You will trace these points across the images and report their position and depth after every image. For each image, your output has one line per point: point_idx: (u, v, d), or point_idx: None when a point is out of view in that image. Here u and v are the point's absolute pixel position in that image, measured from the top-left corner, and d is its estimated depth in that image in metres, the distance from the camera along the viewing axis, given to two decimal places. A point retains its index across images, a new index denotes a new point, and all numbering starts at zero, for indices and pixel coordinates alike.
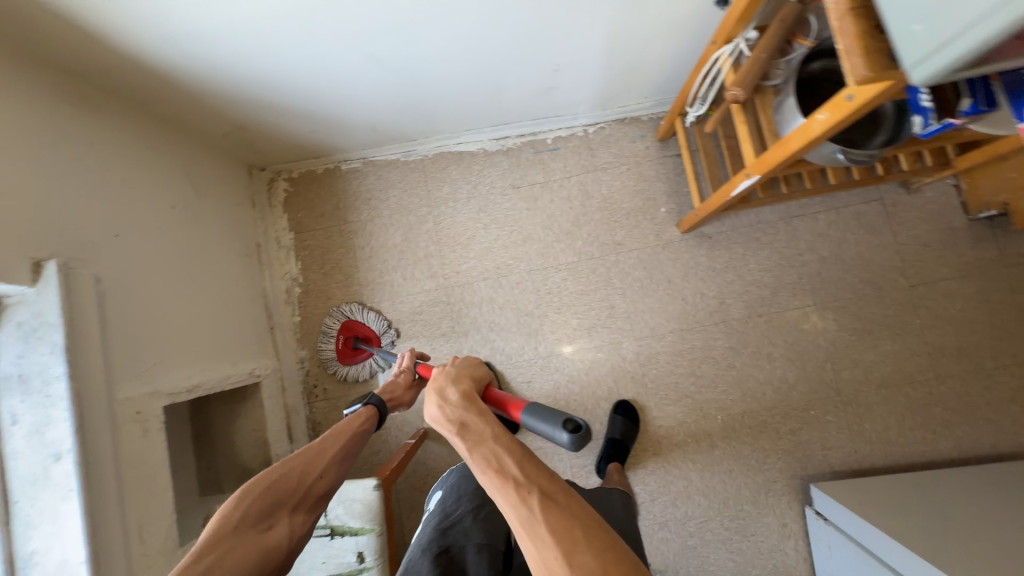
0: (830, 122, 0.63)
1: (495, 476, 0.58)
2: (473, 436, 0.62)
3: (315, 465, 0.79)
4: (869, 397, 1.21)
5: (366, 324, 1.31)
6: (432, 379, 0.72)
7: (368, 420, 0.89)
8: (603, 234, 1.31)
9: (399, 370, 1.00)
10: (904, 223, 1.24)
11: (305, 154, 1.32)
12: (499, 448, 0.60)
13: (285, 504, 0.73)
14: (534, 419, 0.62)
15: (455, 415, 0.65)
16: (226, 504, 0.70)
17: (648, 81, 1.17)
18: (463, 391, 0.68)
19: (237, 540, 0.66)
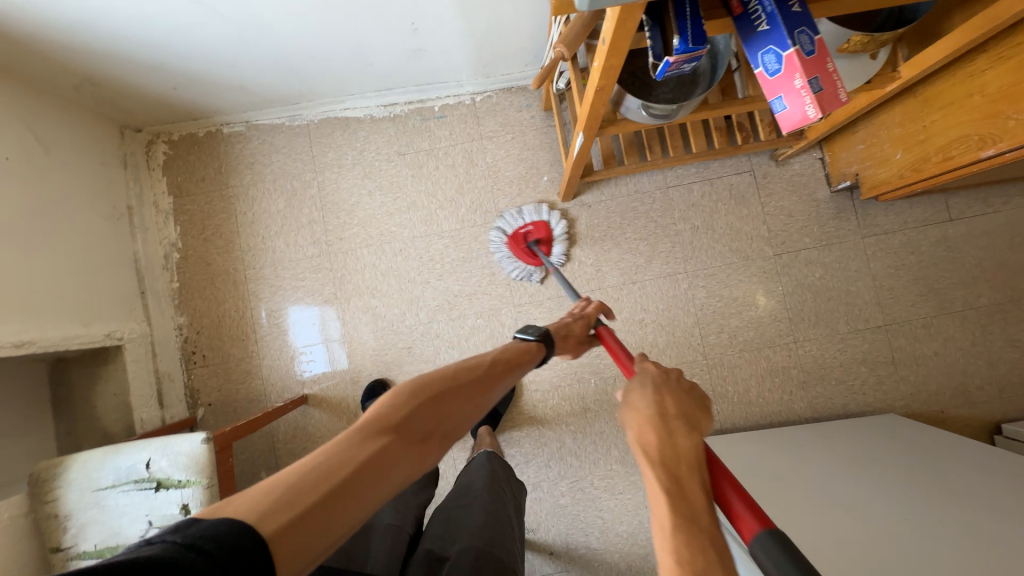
0: (601, 69, 0.65)
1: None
2: (686, 511, 0.45)
3: (478, 388, 0.69)
4: (733, 361, 1.26)
5: (546, 228, 1.27)
6: (655, 399, 0.57)
7: (533, 356, 0.80)
8: (486, 202, 1.32)
9: (577, 315, 0.92)
10: (772, 194, 1.29)
11: (181, 115, 1.28)
12: (712, 549, 0.42)
13: (444, 424, 0.62)
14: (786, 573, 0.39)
15: (676, 467, 0.49)
16: (393, 394, 0.60)
17: (521, 47, 1.18)
18: (696, 446, 0.51)
19: (398, 440, 0.56)
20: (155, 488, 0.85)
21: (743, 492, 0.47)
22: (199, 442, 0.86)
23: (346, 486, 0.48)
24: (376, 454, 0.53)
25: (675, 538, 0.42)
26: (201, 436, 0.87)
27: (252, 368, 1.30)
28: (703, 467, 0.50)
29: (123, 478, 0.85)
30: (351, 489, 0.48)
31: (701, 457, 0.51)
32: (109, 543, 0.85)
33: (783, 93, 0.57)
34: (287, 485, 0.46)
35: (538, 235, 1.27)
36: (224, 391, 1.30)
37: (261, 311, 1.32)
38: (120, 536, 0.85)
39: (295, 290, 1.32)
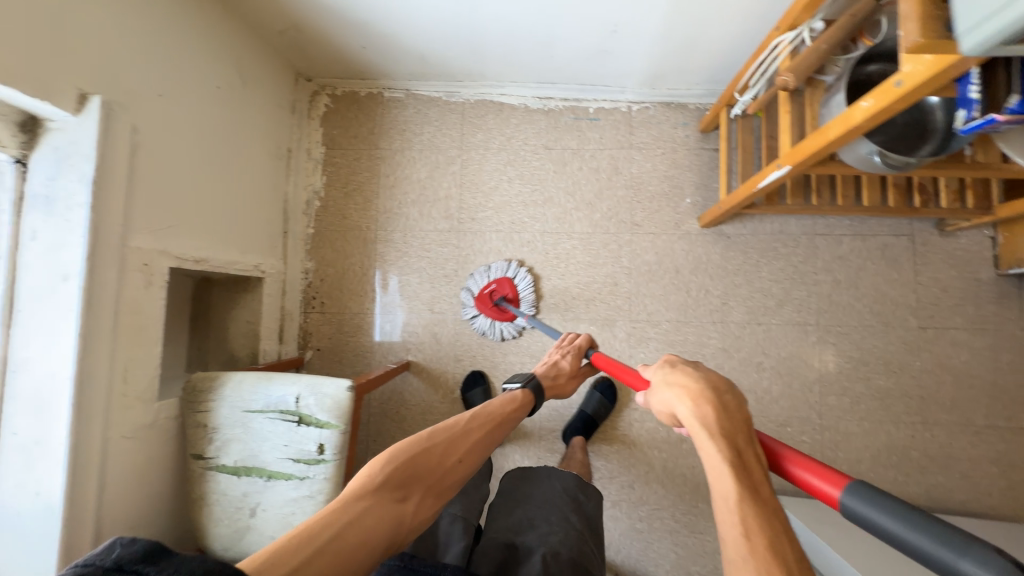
0: (872, 110, 0.62)
1: (760, 550, 0.42)
2: (749, 483, 0.47)
3: (456, 446, 0.77)
4: (849, 427, 1.20)
5: (514, 283, 1.28)
6: (700, 378, 0.56)
7: (517, 410, 0.89)
8: (622, 212, 1.31)
9: (565, 354, 1.02)
10: (929, 264, 1.21)
11: (351, 73, 1.33)
12: (778, 519, 0.45)
13: (421, 481, 0.70)
14: (890, 519, 0.40)
15: (735, 439, 0.50)
16: (373, 462, 0.69)
17: (704, 65, 1.16)
18: (748, 420, 0.53)
19: (375, 503, 0.64)
20: (297, 422, 0.89)
21: (812, 464, 0.49)
22: (344, 388, 0.90)
23: (328, 549, 0.56)
24: (355, 516, 0.61)
25: (741, 508, 0.45)
26: (345, 383, 0.90)
27: (364, 324, 1.35)
28: (754, 441, 0.52)
29: (271, 405, 0.90)
30: (332, 552, 0.56)
31: (750, 429, 0.53)
32: (246, 463, 0.89)
33: None
34: (280, 544, 0.53)
35: (503, 292, 1.28)
36: (334, 340, 1.35)
37: (383, 273, 1.36)
38: (258, 459, 0.89)
39: (419, 260, 1.35)
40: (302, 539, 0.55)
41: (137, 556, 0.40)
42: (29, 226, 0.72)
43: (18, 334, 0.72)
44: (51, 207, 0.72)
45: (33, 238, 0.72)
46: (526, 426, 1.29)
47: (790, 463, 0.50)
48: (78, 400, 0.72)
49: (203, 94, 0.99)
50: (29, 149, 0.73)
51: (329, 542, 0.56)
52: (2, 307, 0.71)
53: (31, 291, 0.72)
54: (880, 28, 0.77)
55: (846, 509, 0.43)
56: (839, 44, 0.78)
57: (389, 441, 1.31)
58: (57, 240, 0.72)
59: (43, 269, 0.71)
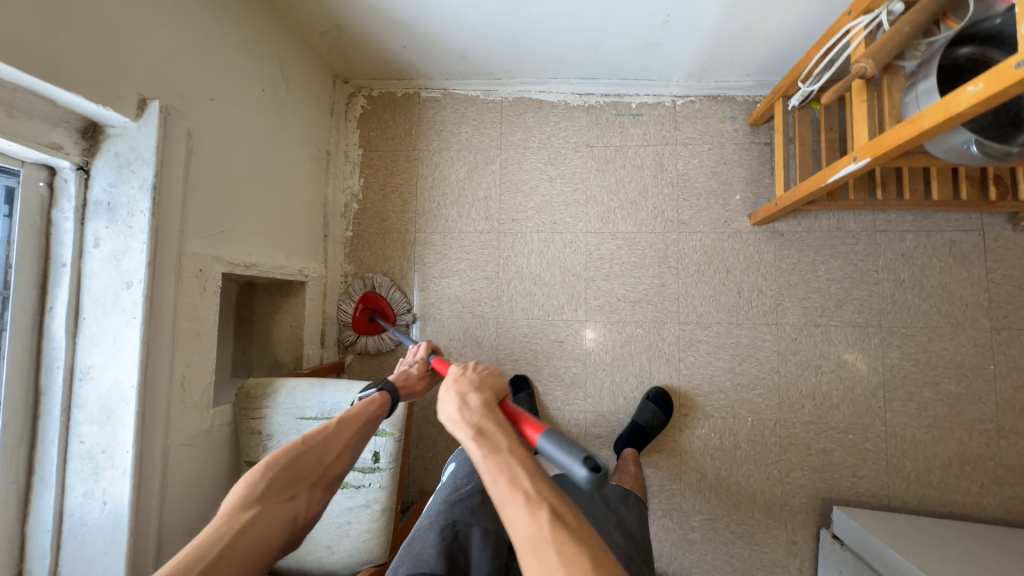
0: (982, 95, 0.57)
1: (501, 488, 0.54)
2: (490, 445, 0.58)
3: (337, 441, 0.73)
4: (917, 434, 1.13)
5: (389, 301, 1.31)
6: (454, 381, 0.70)
7: (384, 406, 0.82)
8: (668, 211, 1.26)
9: (413, 361, 0.97)
10: (1002, 260, 1.14)
11: (389, 73, 1.32)
12: (514, 460, 0.56)
13: (304, 479, 0.68)
14: (545, 446, 0.55)
15: (474, 420, 0.62)
16: (252, 471, 0.66)
17: (758, 55, 1.11)
18: (484, 399, 0.65)
19: (257, 515, 0.61)
20: None
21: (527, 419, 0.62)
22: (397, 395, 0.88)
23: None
24: (236, 534, 0.58)
25: (483, 466, 0.56)
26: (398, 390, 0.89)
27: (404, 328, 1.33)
28: (495, 415, 0.63)
29: (325, 413, 0.88)
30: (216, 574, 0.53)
31: (490, 404, 0.65)
32: None
33: None
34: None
35: (375, 306, 1.31)
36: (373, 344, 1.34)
37: (422, 275, 1.34)
38: None
39: (459, 262, 1.33)
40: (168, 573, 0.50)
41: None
42: (90, 233, 0.72)
43: (82, 343, 0.71)
44: (113, 214, 0.71)
45: (95, 245, 0.71)
46: (570, 432, 1.26)
47: (519, 421, 0.64)
48: (142, 408, 0.72)
49: (252, 99, 0.99)
50: (91, 156, 0.73)
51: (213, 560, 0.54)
52: (69, 315, 0.70)
53: (94, 301, 0.71)
54: (966, 8, 0.72)
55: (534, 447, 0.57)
56: (924, 26, 0.73)
57: (431, 447, 1.29)
58: (121, 247, 0.71)
59: (106, 276, 0.71)
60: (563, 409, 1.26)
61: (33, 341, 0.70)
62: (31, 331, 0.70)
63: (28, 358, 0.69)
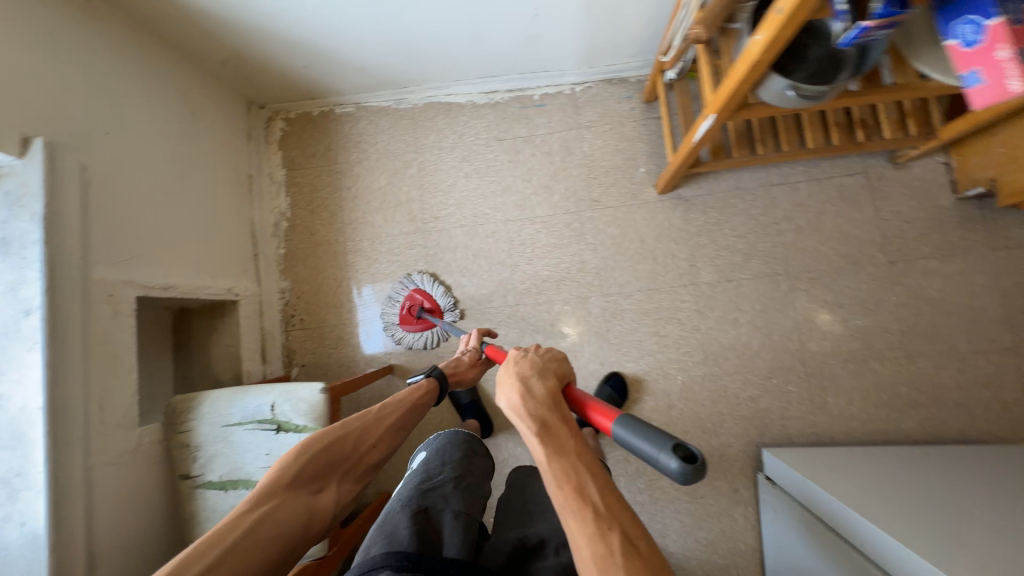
0: (765, 43, 0.64)
1: (568, 495, 0.51)
2: (556, 444, 0.55)
3: (372, 431, 0.75)
4: (835, 370, 1.19)
5: (433, 296, 1.32)
6: (514, 365, 0.67)
7: (428, 394, 0.87)
8: (580, 190, 1.33)
9: (466, 349, 1.03)
10: (887, 197, 1.22)
11: (301, 94, 1.38)
12: (583, 465, 0.53)
13: (336, 469, 0.69)
14: (628, 434, 0.51)
15: (540, 413, 0.59)
16: (285, 455, 0.66)
17: (634, 36, 1.19)
18: (551, 390, 0.63)
19: (285, 501, 0.62)
20: (276, 430, 0.91)
21: (599, 408, 0.59)
22: (318, 391, 0.92)
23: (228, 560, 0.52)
24: (262, 518, 0.59)
25: (552, 467, 0.53)
26: (319, 386, 0.92)
27: (343, 335, 1.37)
28: (561, 409, 0.60)
29: (249, 416, 0.91)
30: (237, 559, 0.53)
31: (557, 398, 0.62)
32: (232, 476, 0.91)
33: (980, 67, 0.55)
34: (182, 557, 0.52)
35: (421, 303, 1.31)
36: (317, 355, 1.37)
37: (356, 281, 1.38)
38: (242, 471, 0.90)
39: (390, 264, 1.38)
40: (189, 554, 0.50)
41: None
42: None
43: None
44: (7, 248, 0.75)
45: None
46: None
47: (589, 409, 0.61)
48: (54, 429, 0.75)
49: (154, 131, 1.04)
50: None
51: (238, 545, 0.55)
52: None
53: None
54: None
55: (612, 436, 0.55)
56: None
57: None
58: (17, 278, 0.75)
59: (5, 307, 0.74)
60: None
61: None
62: None
63: None
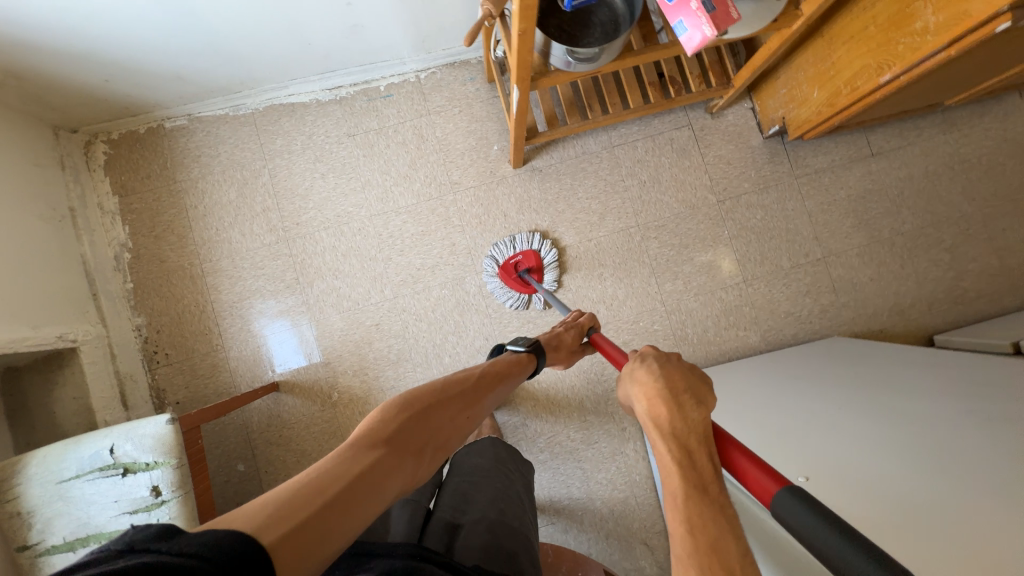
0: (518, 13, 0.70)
1: (701, 549, 0.43)
2: (697, 482, 0.48)
3: (459, 406, 0.74)
4: (690, 304, 1.32)
5: (538, 257, 1.30)
6: (663, 376, 0.57)
7: (510, 377, 0.87)
8: (440, 175, 1.35)
9: (568, 326, 1.01)
10: (711, 144, 1.36)
11: (117, 112, 1.25)
12: (721, 513, 0.45)
13: (429, 437, 0.66)
14: (802, 520, 0.41)
15: (687, 441, 0.51)
16: (384, 413, 0.64)
17: (458, 17, 1.21)
18: (706, 419, 0.53)
19: (386, 454, 0.59)
20: (122, 473, 0.85)
21: (754, 459, 0.49)
22: (164, 423, 0.86)
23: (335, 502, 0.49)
24: (369, 467, 0.55)
25: (686, 512, 0.46)
26: (165, 418, 0.87)
27: (218, 362, 1.29)
28: (710, 436, 0.52)
29: (88, 466, 0.85)
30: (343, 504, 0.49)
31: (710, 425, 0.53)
32: (80, 534, 0.83)
33: (682, 17, 0.63)
34: (289, 493, 0.47)
35: (529, 264, 1.29)
36: (192, 388, 1.28)
37: (223, 304, 1.31)
38: (91, 526, 0.84)
39: (257, 280, 1.32)
40: (293, 491, 0.47)
41: (152, 535, 0.34)
42: None
43: None
44: None
45: None
46: None
47: (737, 452, 0.50)
48: None
49: None
50: None
51: (343, 488, 0.51)
52: None
53: None
54: None
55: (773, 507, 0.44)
56: None
57: (281, 466, 1.27)
58: None
59: None
60: (398, 384, 1.30)
61: None
62: None
63: None
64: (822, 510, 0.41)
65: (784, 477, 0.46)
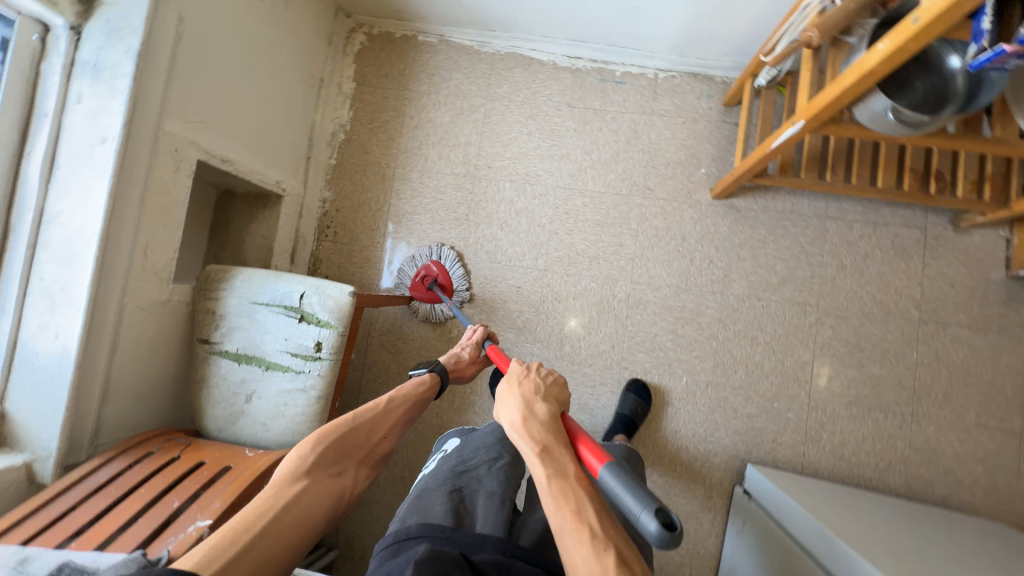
0: (887, 51, 0.63)
1: (568, 519, 0.51)
2: (555, 461, 0.57)
3: (381, 425, 0.79)
4: (837, 409, 1.20)
5: (449, 272, 1.33)
6: (519, 386, 0.68)
7: (431, 388, 0.90)
8: (636, 175, 1.32)
9: (466, 344, 1.03)
10: (938, 257, 1.21)
11: (389, 12, 1.37)
12: (580, 487, 0.55)
13: (352, 457, 0.74)
14: (611, 487, 0.51)
15: (541, 432, 0.61)
16: (302, 443, 0.70)
17: (734, 34, 1.17)
18: (553, 412, 0.64)
19: (309, 485, 0.66)
20: (298, 319, 0.93)
21: (587, 443, 0.60)
22: (347, 293, 0.94)
23: (259, 541, 0.56)
24: (291, 502, 0.63)
25: (550, 487, 0.54)
26: (348, 289, 0.95)
27: (371, 258, 1.39)
28: (558, 430, 0.62)
29: (277, 299, 0.94)
30: (266, 542, 0.57)
31: (557, 418, 0.64)
32: (248, 351, 0.94)
33: None
34: (218, 536, 0.54)
35: (434, 277, 1.32)
36: (342, 269, 1.40)
37: (395, 209, 1.40)
38: (259, 349, 0.94)
39: (433, 201, 1.39)
40: (219, 536, 0.54)
41: None
42: (75, 90, 0.79)
43: (53, 190, 0.78)
44: (98, 74, 0.79)
45: (78, 101, 0.78)
46: None
47: (578, 439, 0.61)
48: (101, 254, 0.77)
49: (247, 5, 1.04)
50: (84, 20, 0.80)
51: (269, 525, 0.58)
52: (45, 161, 0.77)
53: (70, 154, 0.78)
54: None
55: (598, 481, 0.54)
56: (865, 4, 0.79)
57: (382, 371, 1.36)
58: (101, 105, 0.78)
59: (84, 131, 0.78)
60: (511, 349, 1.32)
61: (8, 183, 0.77)
62: (9, 170, 0.77)
63: (5, 195, 0.77)
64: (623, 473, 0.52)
65: (603, 452, 0.57)
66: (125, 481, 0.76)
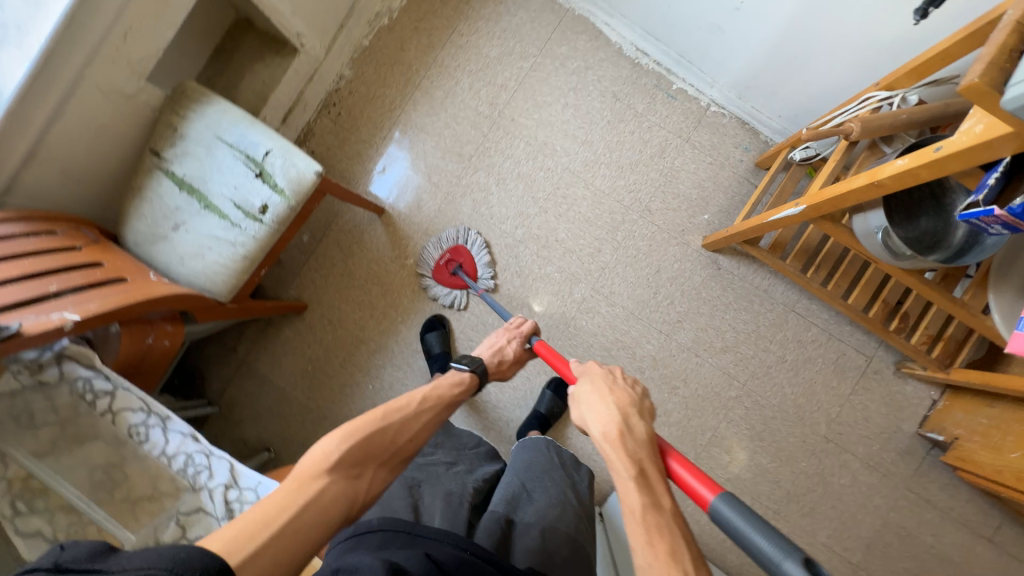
0: (902, 169, 0.62)
1: (661, 556, 0.52)
2: (646, 490, 0.59)
3: (409, 426, 0.74)
4: (714, 479, 1.25)
5: (473, 258, 1.29)
6: (614, 398, 0.71)
7: (463, 391, 0.86)
8: (643, 192, 1.30)
9: (507, 342, 1.02)
10: (867, 389, 1.24)
11: None
12: (673, 524, 0.56)
13: (376, 457, 0.69)
14: (736, 519, 0.55)
15: (636, 456, 0.63)
16: (330, 435, 0.66)
17: (795, 99, 1.13)
18: (649, 434, 0.67)
19: (330, 484, 0.62)
20: (254, 174, 0.89)
21: (691, 469, 0.64)
22: (312, 172, 0.89)
23: (274, 539, 0.54)
24: (310, 501, 0.59)
25: (643, 519, 0.55)
26: (316, 168, 0.90)
27: (363, 154, 1.35)
28: (653, 454, 0.65)
29: (241, 145, 0.90)
30: (281, 542, 0.54)
31: (652, 441, 0.66)
32: (193, 182, 0.90)
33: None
34: (233, 531, 0.53)
35: (460, 262, 1.29)
36: (330, 153, 1.35)
37: (406, 118, 1.34)
38: (204, 184, 0.90)
39: (445, 128, 1.34)
40: (234, 526, 0.53)
41: None
42: None
43: None
44: None
45: None
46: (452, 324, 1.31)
47: (676, 463, 0.65)
48: (74, 12, 0.71)
49: None
50: None
51: (285, 522, 0.56)
52: None
53: None
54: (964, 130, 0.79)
55: (713, 511, 0.58)
56: (917, 121, 0.76)
57: (328, 265, 1.34)
58: None
59: None
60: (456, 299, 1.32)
61: None
62: None
63: None
64: (748, 512, 0.55)
65: (716, 485, 0.60)
66: (14, 246, 0.74)
